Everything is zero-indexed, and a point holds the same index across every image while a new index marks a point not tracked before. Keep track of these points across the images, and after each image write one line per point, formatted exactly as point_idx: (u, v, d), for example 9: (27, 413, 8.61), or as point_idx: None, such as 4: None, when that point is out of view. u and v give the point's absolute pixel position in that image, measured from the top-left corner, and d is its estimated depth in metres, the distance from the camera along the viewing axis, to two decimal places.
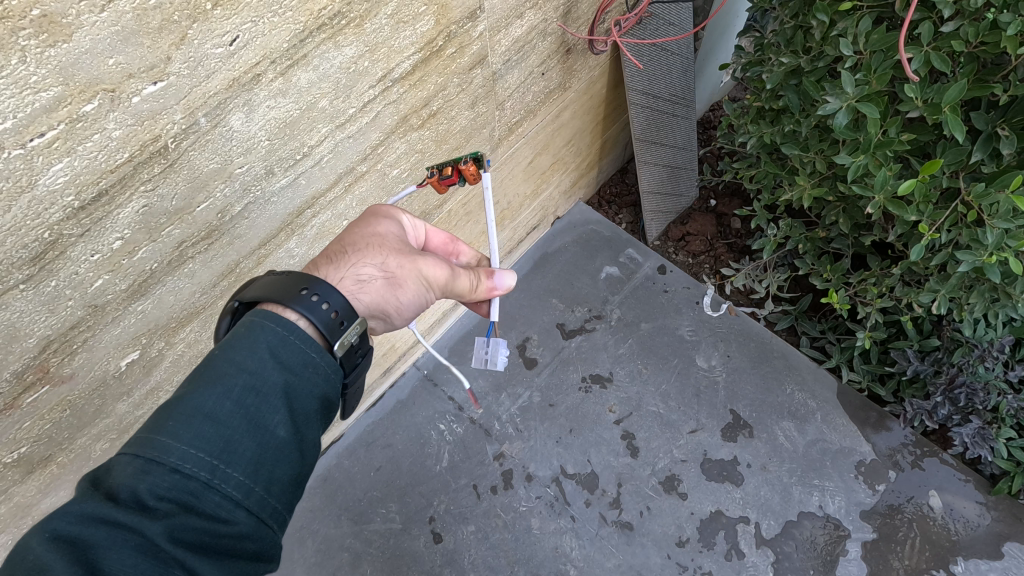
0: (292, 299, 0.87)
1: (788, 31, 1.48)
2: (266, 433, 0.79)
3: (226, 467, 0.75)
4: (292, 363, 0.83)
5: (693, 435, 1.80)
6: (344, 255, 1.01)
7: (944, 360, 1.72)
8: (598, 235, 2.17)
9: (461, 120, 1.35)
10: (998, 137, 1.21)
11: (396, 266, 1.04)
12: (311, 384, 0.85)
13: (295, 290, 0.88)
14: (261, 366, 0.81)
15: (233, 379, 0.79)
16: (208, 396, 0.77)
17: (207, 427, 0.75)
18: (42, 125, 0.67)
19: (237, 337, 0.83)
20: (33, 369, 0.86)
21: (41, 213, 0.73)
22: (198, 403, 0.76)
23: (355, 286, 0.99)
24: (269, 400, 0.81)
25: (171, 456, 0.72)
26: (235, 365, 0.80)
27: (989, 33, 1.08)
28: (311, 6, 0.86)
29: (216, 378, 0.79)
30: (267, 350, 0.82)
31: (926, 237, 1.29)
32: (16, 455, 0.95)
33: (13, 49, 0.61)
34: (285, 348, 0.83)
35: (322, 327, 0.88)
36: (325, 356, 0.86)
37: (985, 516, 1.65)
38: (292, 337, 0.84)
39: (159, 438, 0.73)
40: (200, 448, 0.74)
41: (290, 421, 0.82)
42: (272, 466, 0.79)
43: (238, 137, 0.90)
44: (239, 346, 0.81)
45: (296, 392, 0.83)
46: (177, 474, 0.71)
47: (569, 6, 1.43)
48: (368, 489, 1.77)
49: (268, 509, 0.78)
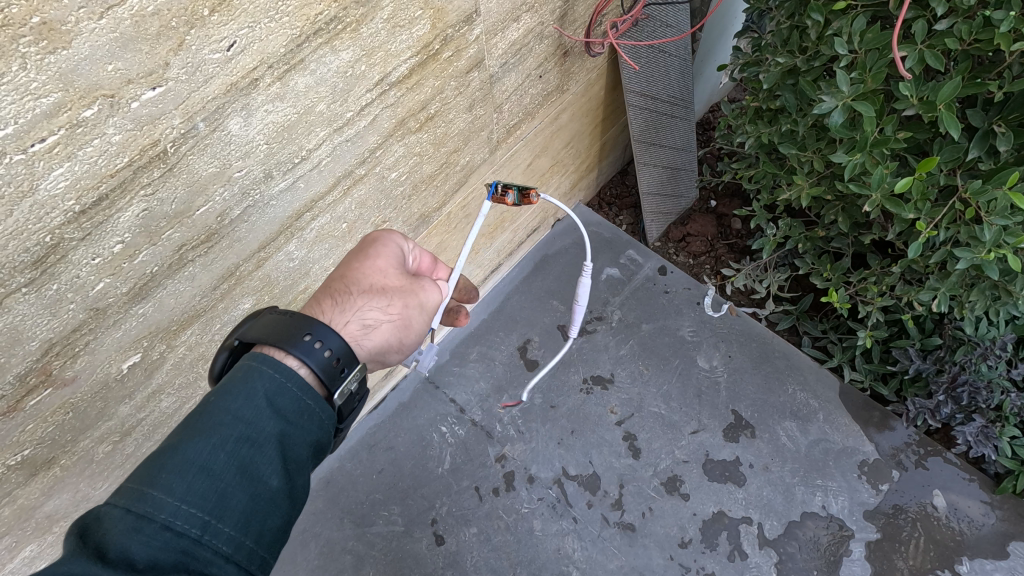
0: (293, 344, 0.88)
1: (784, 32, 1.49)
2: (258, 485, 0.81)
3: (217, 522, 0.76)
4: (288, 411, 0.85)
5: (695, 436, 1.80)
6: (348, 299, 1.01)
7: (946, 358, 1.72)
8: (598, 237, 2.18)
9: (459, 123, 1.36)
10: (994, 135, 1.21)
11: (400, 308, 1.05)
12: (305, 431, 0.87)
13: (295, 334, 0.89)
14: (256, 415, 0.83)
15: (228, 429, 0.81)
16: (202, 447, 0.79)
17: (199, 482, 0.76)
18: (42, 131, 0.68)
19: (233, 382, 0.84)
20: (35, 372, 0.87)
21: (42, 217, 0.74)
22: (192, 455, 0.78)
23: (360, 332, 1.00)
24: (263, 450, 0.82)
25: (162, 513, 0.72)
26: (231, 415, 0.81)
27: (982, 31, 1.08)
28: (308, 11, 0.87)
29: (211, 428, 0.80)
30: (263, 398, 0.84)
31: (924, 234, 1.29)
32: (19, 458, 0.96)
33: (13, 56, 0.62)
34: (281, 397, 0.85)
35: (322, 372, 0.89)
36: (321, 403, 0.88)
37: (989, 516, 1.64)
38: (289, 383, 0.86)
39: (152, 493, 0.73)
40: (192, 504, 0.75)
41: (283, 470, 0.84)
42: (263, 517, 0.81)
43: (236, 141, 0.91)
44: (235, 394, 0.83)
45: (289, 441, 0.85)
46: (168, 531, 0.72)
47: (565, 9, 1.44)
48: (370, 492, 1.77)
49: (257, 561, 0.80)
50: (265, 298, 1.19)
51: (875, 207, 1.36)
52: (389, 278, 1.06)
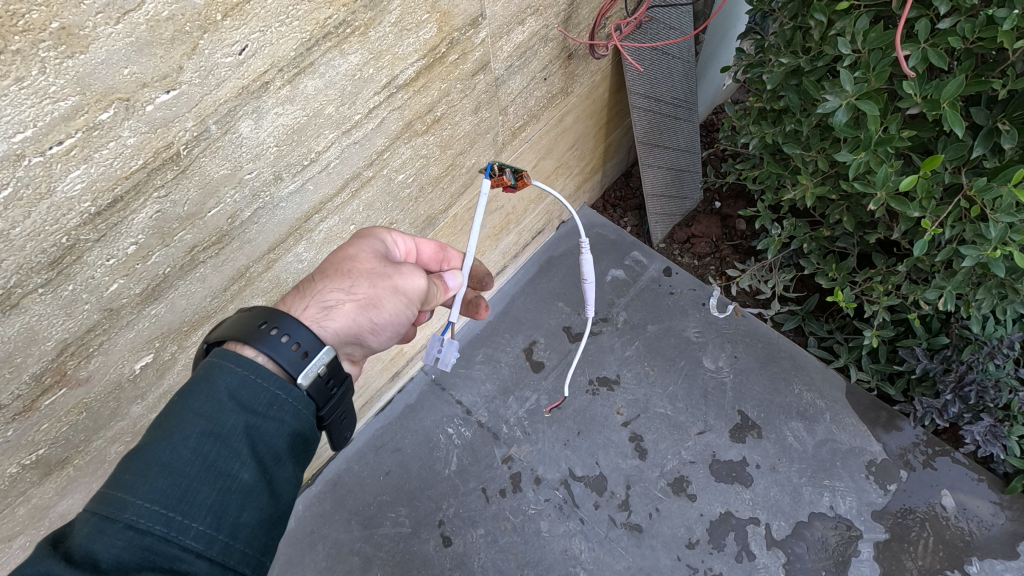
0: (253, 337, 0.89)
1: (787, 32, 1.50)
2: (228, 479, 0.81)
3: (184, 517, 0.76)
4: (254, 403, 0.85)
5: (702, 436, 1.80)
6: (312, 286, 1.02)
7: (953, 357, 1.70)
8: (603, 239, 2.19)
9: (465, 125, 1.37)
10: (999, 132, 1.21)
11: (369, 288, 1.04)
12: (276, 422, 0.86)
13: (255, 326, 0.90)
14: (221, 410, 0.83)
15: (192, 425, 0.81)
16: (166, 446, 0.79)
17: (164, 479, 0.77)
18: (60, 134, 0.70)
19: (197, 380, 0.84)
20: (50, 371, 0.89)
21: (59, 218, 0.76)
22: (156, 454, 0.78)
23: (321, 316, 1.00)
24: (229, 444, 0.82)
25: (125, 512, 0.73)
26: (194, 412, 0.81)
27: (986, 29, 1.09)
28: (317, 15, 0.88)
29: (176, 427, 0.80)
30: (226, 392, 0.84)
31: (930, 232, 1.29)
32: (34, 457, 0.97)
33: (33, 61, 0.64)
34: (245, 389, 0.85)
35: (286, 361, 0.89)
36: (289, 392, 0.88)
37: (998, 516, 1.63)
38: (253, 375, 0.86)
39: (116, 494, 0.74)
40: (156, 501, 0.75)
41: (254, 463, 0.84)
42: (237, 511, 0.80)
43: (247, 143, 0.92)
44: (197, 392, 0.83)
45: (258, 432, 0.85)
46: (132, 530, 0.72)
47: (570, 12, 1.46)
48: (377, 493, 1.78)
49: (234, 554, 0.80)
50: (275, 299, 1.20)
51: (880, 206, 1.35)
52: (352, 262, 1.05)
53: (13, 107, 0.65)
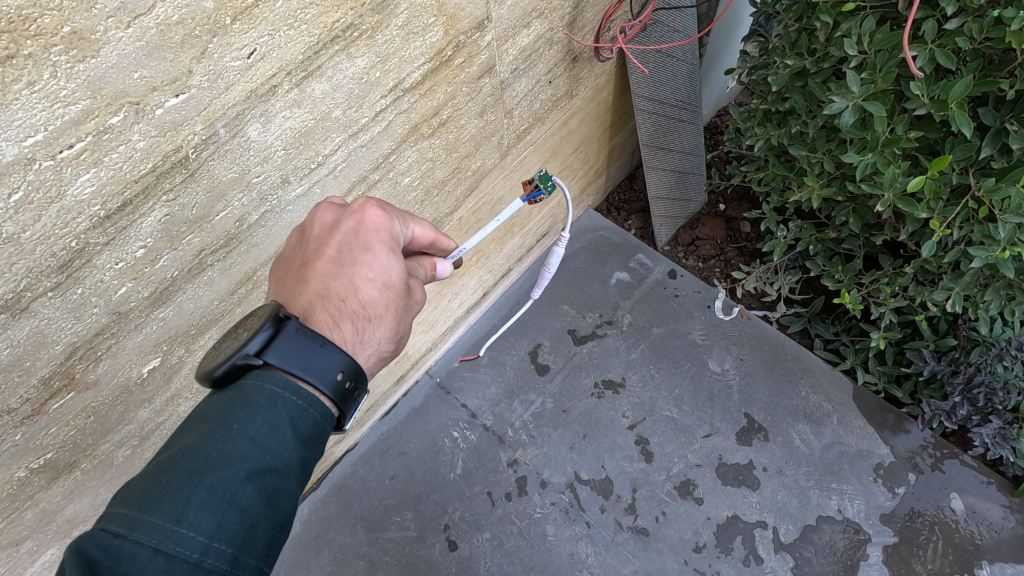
0: (321, 377, 0.86)
1: (792, 34, 1.51)
2: (280, 512, 0.80)
3: (245, 555, 0.75)
4: (309, 439, 0.85)
5: (708, 439, 1.79)
6: (366, 328, 0.95)
7: (962, 359, 1.70)
8: (607, 241, 2.18)
9: (470, 128, 1.38)
10: (1007, 132, 1.21)
11: (407, 327, 1.03)
12: (319, 454, 0.88)
13: (325, 369, 0.87)
14: (282, 444, 0.81)
15: (254, 460, 0.79)
16: (227, 479, 0.76)
17: (229, 517, 0.75)
18: (71, 137, 0.70)
19: (256, 410, 0.81)
20: (59, 375, 0.89)
21: (69, 222, 0.76)
22: (218, 489, 0.75)
23: (378, 361, 0.99)
24: (285, 477, 0.81)
25: (192, 551, 0.71)
26: (256, 445, 0.79)
27: (993, 29, 1.09)
28: (325, 18, 0.89)
29: (236, 459, 0.78)
30: (287, 424, 0.83)
31: (938, 233, 1.29)
32: (42, 461, 0.97)
33: (44, 65, 0.64)
34: (304, 425, 0.84)
35: (342, 402, 0.89)
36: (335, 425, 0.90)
37: (1008, 519, 1.62)
38: (311, 409, 0.86)
39: (179, 531, 0.71)
40: (222, 540, 0.73)
41: (300, 494, 0.84)
42: (283, 542, 0.81)
43: (255, 147, 0.92)
44: (260, 424, 0.80)
45: (308, 465, 0.85)
46: (198, 570, 0.71)
47: (575, 14, 1.46)
48: (383, 498, 1.77)
49: None
50: None
51: (887, 207, 1.35)
52: (398, 291, 0.98)
53: (24, 111, 0.65)
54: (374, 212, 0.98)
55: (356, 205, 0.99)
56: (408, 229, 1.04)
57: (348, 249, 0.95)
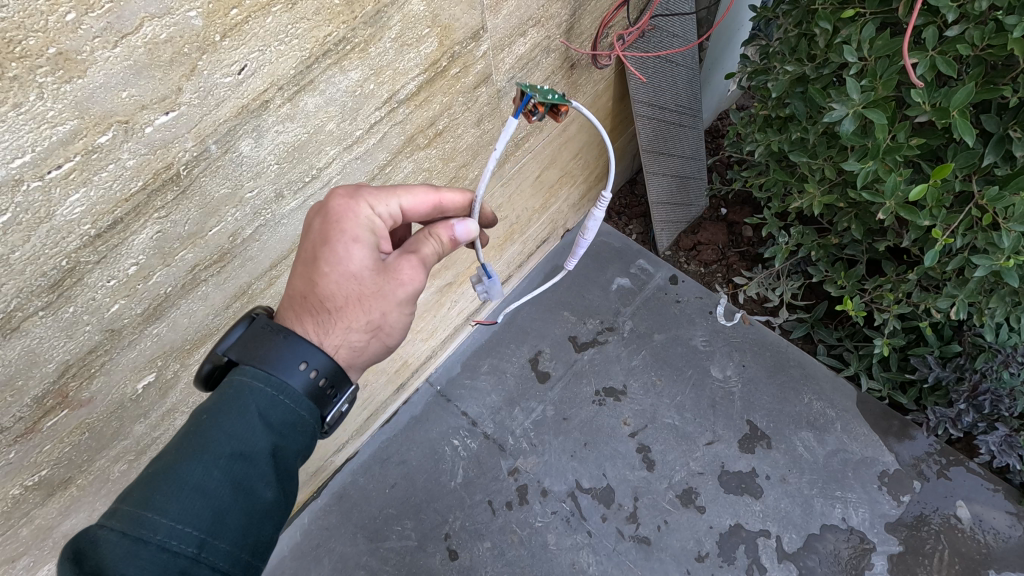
0: (279, 364, 0.88)
1: (792, 39, 1.49)
2: (251, 500, 0.82)
3: (214, 539, 0.78)
4: (280, 425, 0.87)
5: (710, 447, 1.77)
6: (330, 320, 0.96)
7: (966, 365, 1.68)
8: (608, 247, 2.17)
9: (468, 137, 1.37)
10: (1011, 139, 1.19)
11: (385, 316, 0.99)
12: (296, 441, 0.89)
13: (285, 358, 0.88)
14: (250, 432, 0.83)
15: (221, 446, 0.81)
16: (196, 466, 0.79)
17: (195, 501, 0.78)
18: (59, 158, 0.70)
19: (225, 400, 0.84)
20: (52, 394, 0.88)
21: (59, 242, 0.76)
22: (184, 474, 0.79)
23: (351, 352, 0.98)
24: (256, 465, 0.84)
25: (159, 534, 0.74)
26: (223, 433, 0.82)
27: (995, 36, 1.07)
28: (317, 33, 0.88)
29: (205, 446, 0.81)
30: (256, 413, 0.85)
31: (940, 242, 1.27)
32: (36, 478, 0.96)
33: (30, 87, 0.63)
34: (273, 411, 0.86)
35: (310, 391, 0.90)
36: (313, 414, 0.90)
37: (1016, 528, 1.60)
38: (281, 397, 0.87)
39: (148, 515, 0.74)
40: (189, 524, 0.76)
41: (274, 482, 0.86)
42: (257, 528, 0.83)
43: (248, 162, 0.92)
44: (226, 412, 0.83)
45: (282, 452, 0.87)
46: (164, 553, 0.74)
47: (572, 22, 1.45)
48: (383, 506, 1.77)
49: (249, 567, 0.82)
50: None
51: (890, 214, 1.33)
52: (364, 280, 0.96)
53: (10, 133, 0.64)
54: (338, 201, 0.97)
55: (328, 198, 0.99)
56: (385, 208, 0.99)
57: (313, 244, 0.97)
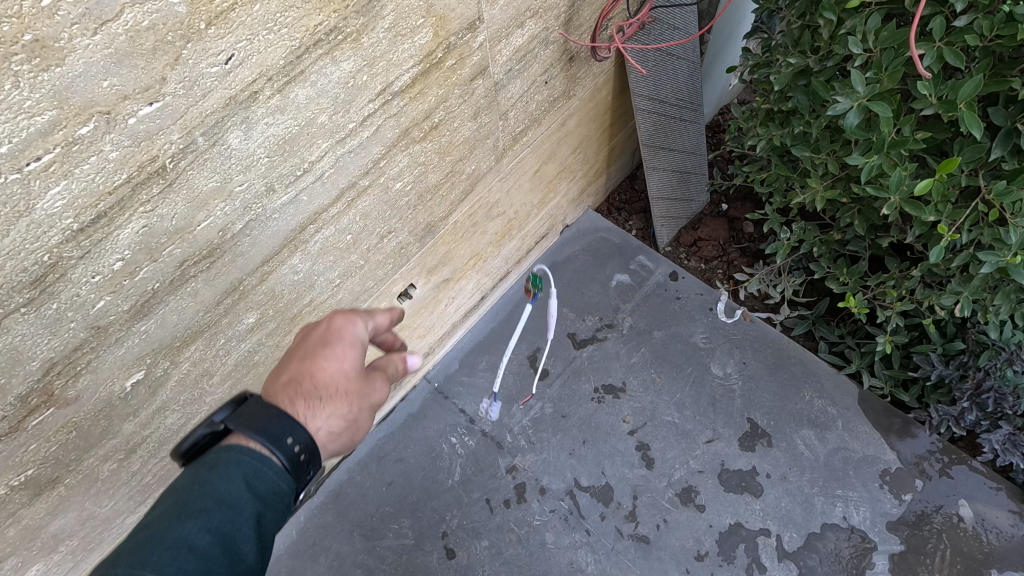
0: (265, 429, 0.87)
1: (795, 31, 1.46)
2: (236, 564, 0.80)
3: None
4: (266, 492, 0.85)
5: (710, 445, 1.76)
6: (318, 405, 0.97)
7: (970, 363, 1.66)
8: (607, 242, 2.14)
9: (464, 131, 1.34)
10: (1018, 133, 1.16)
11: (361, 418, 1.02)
12: (282, 506, 0.87)
13: (276, 426, 0.88)
14: (236, 498, 0.82)
15: (206, 511, 0.79)
16: (179, 534, 0.77)
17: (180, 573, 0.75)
18: (38, 149, 0.67)
19: (208, 475, 0.82)
20: (37, 392, 0.87)
21: (40, 236, 0.73)
22: (166, 544, 0.76)
23: (329, 437, 0.97)
24: (243, 531, 0.81)
25: None
26: (215, 499, 0.80)
27: (1005, 27, 1.04)
28: (307, 22, 0.86)
29: (187, 515, 0.78)
30: (243, 487, 0.83)
31: (946, 237, 1.24)
32: (23, 478, 0.95)
33: (6, 75, 0.61)
34: (257, 477, 0.84)
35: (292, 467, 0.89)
36: (294, 489, 0.89)
37: (1019, 527, 1.58)
38: (265, 466, 0.86)
39: None
40: None
41: (260, 545, 0.83)
42: None
43: (237, 155, 0.89)
44: (210, 484, 0.81)
45: (268, 516, 0.85)
46: None
47: (571, 13, 1.42)
48: (380, 505, 1.75)
49: None
50: (270, 313, 1.17)
51: (894, 210, 1.31)
52: (354, 381, 1.00)
53: None
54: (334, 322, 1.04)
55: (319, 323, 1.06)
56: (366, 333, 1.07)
57: (308, 347, 1.02)
